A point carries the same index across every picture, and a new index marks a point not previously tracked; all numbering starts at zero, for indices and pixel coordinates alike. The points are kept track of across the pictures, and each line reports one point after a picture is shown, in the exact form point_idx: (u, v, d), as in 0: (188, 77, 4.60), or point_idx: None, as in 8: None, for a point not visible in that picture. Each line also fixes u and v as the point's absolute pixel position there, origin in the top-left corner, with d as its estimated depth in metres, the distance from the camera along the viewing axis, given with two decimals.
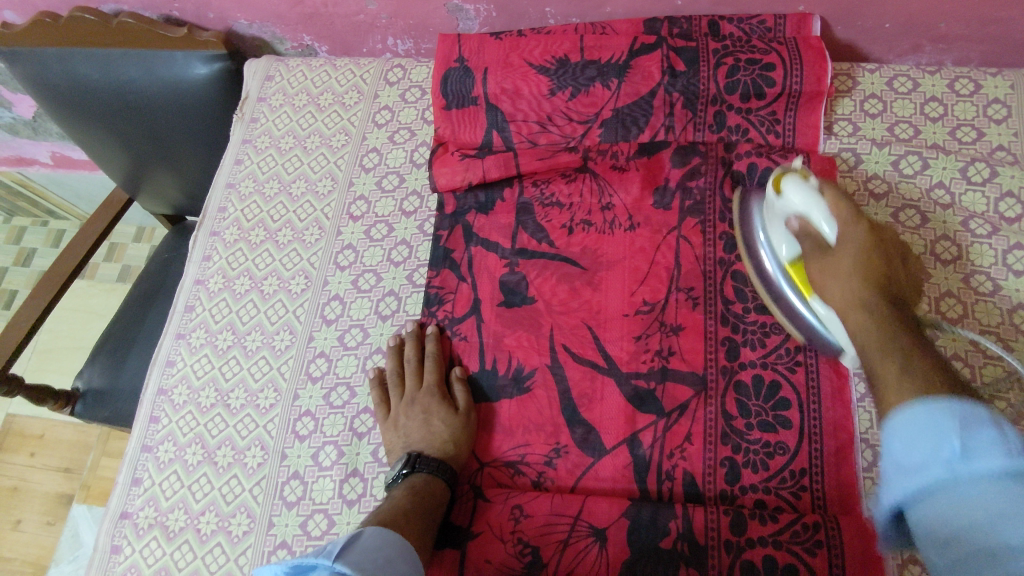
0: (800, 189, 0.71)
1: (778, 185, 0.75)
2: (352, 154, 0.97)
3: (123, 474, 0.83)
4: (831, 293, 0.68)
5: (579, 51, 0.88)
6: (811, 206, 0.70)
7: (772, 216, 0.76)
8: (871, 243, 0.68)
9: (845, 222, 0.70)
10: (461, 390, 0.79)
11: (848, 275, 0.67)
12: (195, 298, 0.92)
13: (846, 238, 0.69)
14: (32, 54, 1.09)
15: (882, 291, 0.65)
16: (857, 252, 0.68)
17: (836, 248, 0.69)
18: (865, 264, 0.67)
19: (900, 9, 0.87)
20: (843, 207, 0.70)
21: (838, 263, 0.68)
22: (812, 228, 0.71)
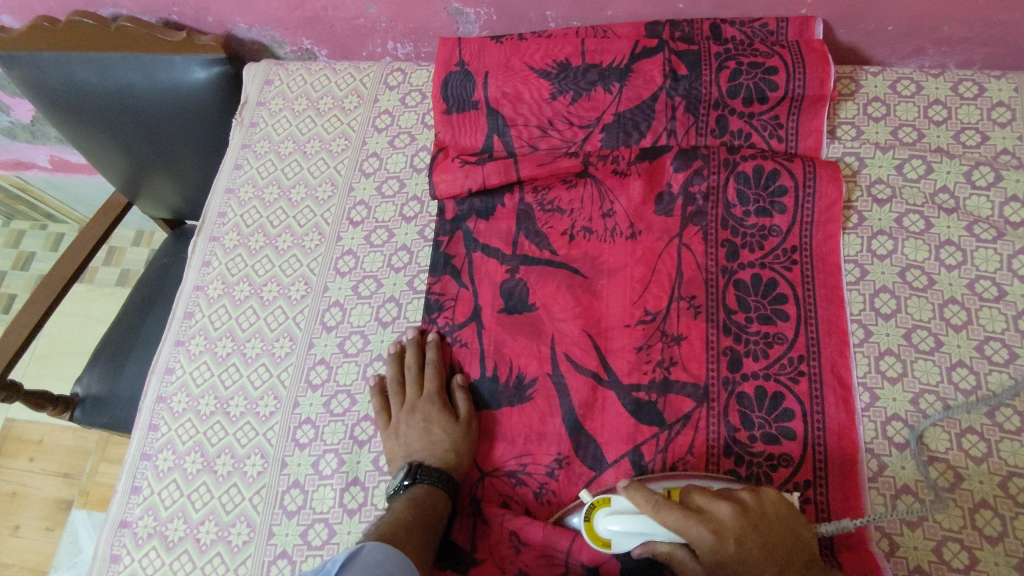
0: (618, 522, 0.63)
1: (592, 533, 0.65)
2: (351, 159, 0.97)
3: (122, 482, 0.82)
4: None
5: (580, 55, 0.88)
6: (653, 528, 0.62)
7: (623, 554, 0.65)
8: (750, 533, 0.58)
9: (713, 548, 0.58)
10: (463, 398, 0.79)
11: (755, 575, 0.58)
12: (194, 304, 0.91)
13: (716, 559, 0.58)
14: (30, 59, 1.08)
15: (775, 558, 0.59)
16: (745, 559, 0.58)
17: (721, 569, 0.58)
18: (752, 551, 0.58)
19: (903, 12, 0.87)
20: (672, 515, 0.59)
21: (729, 570, 0.58)
22: (667, 548, 0.63)
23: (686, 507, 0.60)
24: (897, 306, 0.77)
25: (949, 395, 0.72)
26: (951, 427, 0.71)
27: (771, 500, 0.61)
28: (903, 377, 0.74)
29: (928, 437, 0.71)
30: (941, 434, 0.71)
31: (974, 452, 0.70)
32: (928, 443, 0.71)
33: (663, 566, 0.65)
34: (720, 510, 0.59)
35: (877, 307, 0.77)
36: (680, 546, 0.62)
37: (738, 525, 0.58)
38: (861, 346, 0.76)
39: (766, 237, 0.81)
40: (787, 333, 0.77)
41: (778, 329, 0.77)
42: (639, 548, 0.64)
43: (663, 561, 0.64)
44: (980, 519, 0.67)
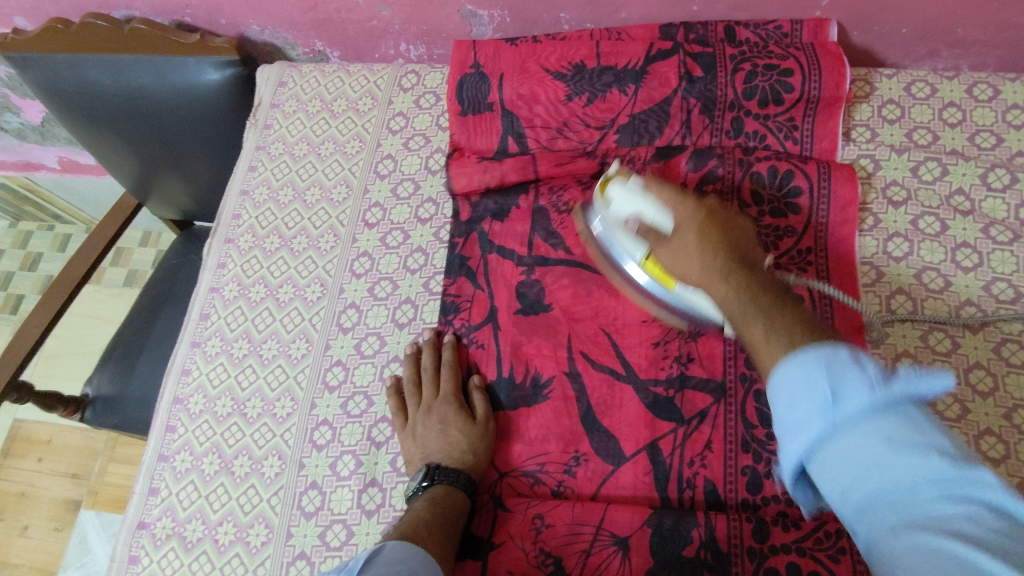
0: (624, 191, 0.73)
1: (603, 192, 0.77)
2: (366, 160, 0.97)
3: (139, 484, 0.82)
4: (688, 263, 0.67)
5: (596, 57, 0.88)
6: (646, 206, 0.71)
7: (612, 228, 0.76)
8: (711, 217, 0.68)
9: (682, 210, 0.70)
10: (479, 399, 0.79)
11: (694, 251, 0.67)
12: (210, 306, 0.92)
13: (681, 217, 0.69)
14: (44, 60, 1.09)
15: (716, 247, 0.65)
16: (696, 236, 0.67)
17: (674, 231, 0.69)
18: (705, 233, 0.67)
19: (917, 15, 0.87)
20: (664, 195, 0.71)
21: (682, 235, 0.69)
22: (647, 225, 0.71)
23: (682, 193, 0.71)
24: (913, 308, 0.77)
25: (966, 396, 0.73)
26: (970, 429, 0.71)
27: (744, 229, 0.69)
28: None
29: None
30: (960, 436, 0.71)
31: (993, 454, 0.70)
32: None
33: (655, 287, 0.76)
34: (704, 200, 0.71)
35: (893, 308, 0.78)
36: (658, 225, 0.70)
37: (702, 217, 0.68)
38: (877, 348, 0.76)
39: (782, 237, 0.81)
40: None
41: None
42: (617, 238, 0.77)
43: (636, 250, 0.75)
44: None
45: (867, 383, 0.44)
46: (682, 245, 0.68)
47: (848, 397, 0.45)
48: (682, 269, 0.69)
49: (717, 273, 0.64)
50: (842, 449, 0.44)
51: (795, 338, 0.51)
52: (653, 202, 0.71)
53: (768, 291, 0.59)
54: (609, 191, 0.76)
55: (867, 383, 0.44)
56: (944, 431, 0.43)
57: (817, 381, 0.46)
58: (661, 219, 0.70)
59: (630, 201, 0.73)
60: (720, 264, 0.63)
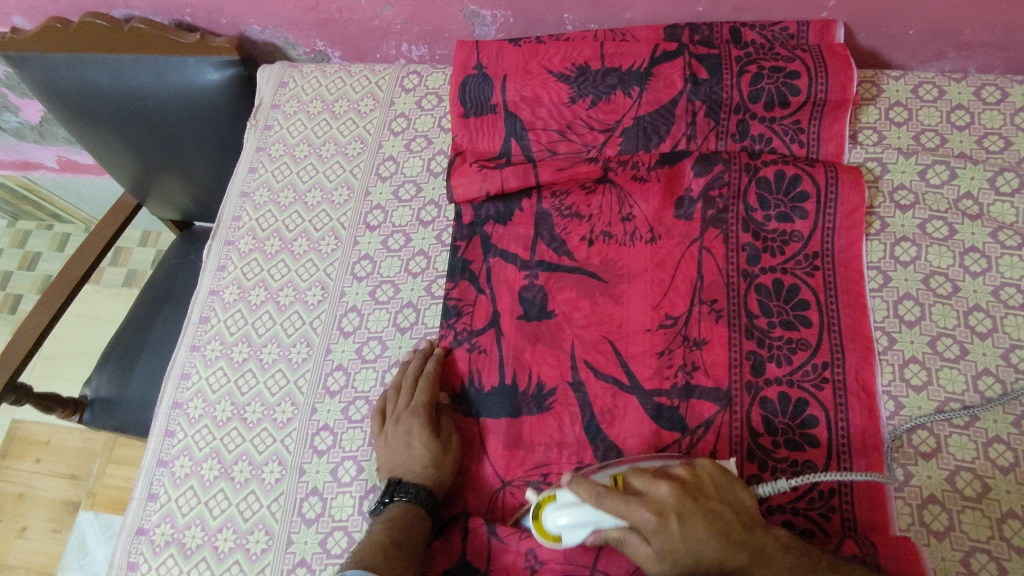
0: (566, 514, 0.62)
1: (539, 521, 0.65)
2: (367, 162, 0.96)
3: (138, 489, 0.81)
4: (681, 549, 0.58)
5: (600, 59, 0.87)
6: (600, 517, 0.61)
7: (568, 542, 0.64)
8: (688, 505, 0.59)
9: (659, 528, 0.58)
10: (446, 416, 0.78)
11: (697, 533, 0.58)
12: (210, 309, 0.91)
13: (665, 539, 0.58)
14: (43, 60, 1.08)
15: (727, 532, 0.59)
16: (690, 526, 0.58)
17: (669, 543, 0.58)
18: (711, 529, 0.59)
19: (925, 16, 0.86)
20: (617, 502, 0.60)
21: (672, 533, 0.58)
22: (614, 531, 0.62)
23: (629, 496, 0.60)
24: (921, 313, 0.76)
25: (975, 403, 0.72)
26: (978, 436, 0.70)
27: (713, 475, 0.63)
28: (928, 386, 0.73)
29: (955, 446, 0.70)
30: (968, 443, 0.70)
31: (1001, 462, 0.69)
32: (955, 452, 0.70)
33: (609, 546, 0.65)
34: (659, 489, 0.60)
35: (901, 313, 0.77)
36: (625, 530, 0.61)
37: (676, 500, 0.59)
38: (885, 354, 0.75)
39: (788, 242, 0.81)
40: (810, 339, 0.76)
41: (801, 335, 0.77)
42: (585, 538, 0.64)
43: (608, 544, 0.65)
44: (1008, 529, 0.66)
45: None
46: (674, 549, 0.59)
47: None
48: (636, 512, 0.59)
49: (732, 544, 0.59)
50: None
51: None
52: (599, 511, 0.61)
53: (782, 541, 0.61)
54: (547, 527, 0.64)
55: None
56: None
57: None
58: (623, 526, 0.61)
59: (576, 524, 0.62)
60: (739, 555, 0.59)
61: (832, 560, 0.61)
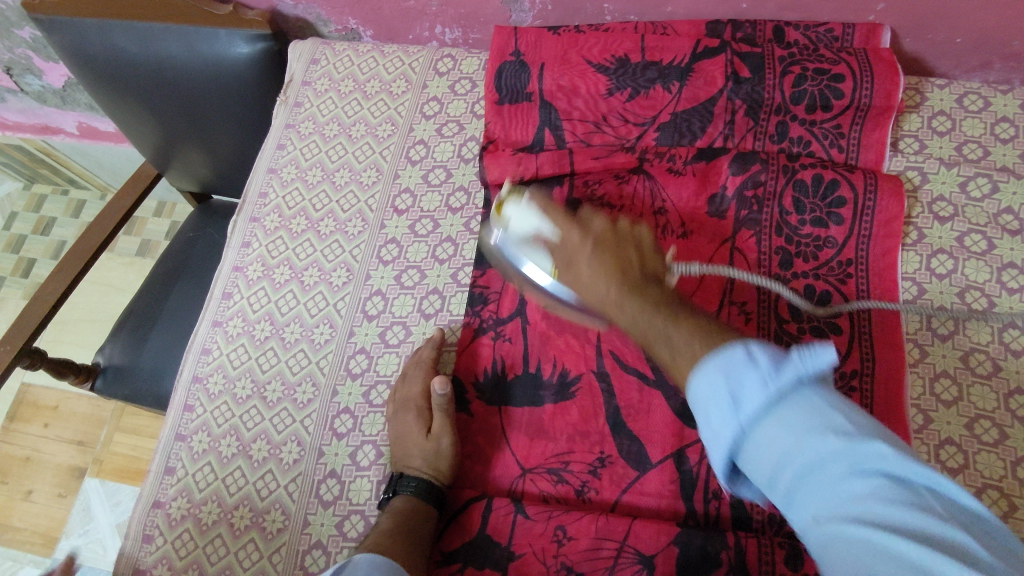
0: (519, 208, 0.71)
1: (501, 215, 0.75)
2: (398, 145, 0.95)
3: (156, 462, 0.81)
4: (581, 276, 0.63)
5: (640, 51, 0.86)
6: (541, 219, 0.69)
7: (517, 251, 0.72)
8: (609, 237, 0.63)
9: (569, 226, 0.66)
10: (439, 412, 0.75)
11: (594, 277, 0.61)
12: (233, 286, 0.90)
13: (568, 240, 0.66)
14: (72, 25, 1.06)
15: (624, 270, 0.60)
16: (593, 252, 0.62)
17: (573, 259, 0.64)
18: (604, 260, 0.61)
19: (975, 24, 0.84)
20: (559, 214, 0.67)
21: (579, 252, 0.64)
22: (547, 241, 0.68)
23: (577, 216, 0.67)
24: (954, 328, 0.76)
25: (1006, 421, 0.71)
26: (1007, 455, 0.70)
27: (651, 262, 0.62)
28: (958, 401, 0.72)
29: (982, 464, 0.69)
30: (996, 461, 0.69)
31: None
32: (982, 470, 0.69)
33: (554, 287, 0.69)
34: (595, 222, 0.66)
35: (934, 326, 0.76)
36: (553, 241, 0.67)
37: (604, 230, 0.64)
38: (916, 366, 0.74)
39: (822, 247, 0.80)
40: (841, 347, 0.75)
41: (831, 342, 0.76)
42: (524, 253, 0.71)
43: (543, 268, 0.69)
44: None
45: (761, 379, 0.45)
46: (575, 263, 0.64)
47: (747, 406, 0.45)
48: (566, 226, 0.66)
49: (626, 294, 0.58)
50: (767, 437, 0.45)
51: (700, 349, 0.49)
52: (537, 212, 0.70)
53: (669, 293, 0.58)
54: (504, 212, 0.74)
55: (760, 379, 0.45)
56: (866, 427, 0.44)
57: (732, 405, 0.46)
58: (547, 231, 0.68)
59: (525, 218, 0.71)
60: (630, 292, 0.57)
61: (698, 318, 0.53)
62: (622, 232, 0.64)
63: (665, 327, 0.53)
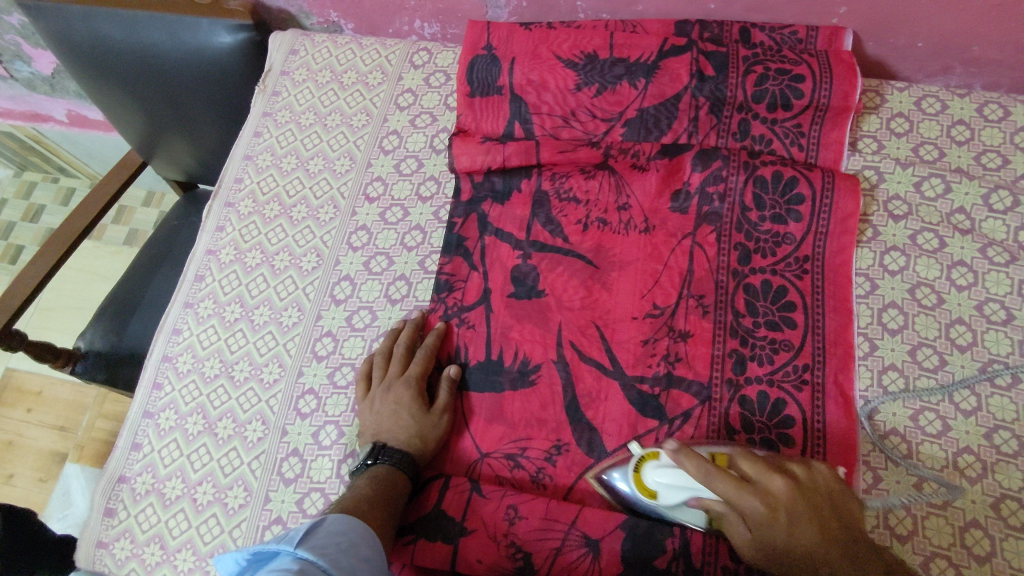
0: (665, 476, 0.65)
1: (639, 481, 0.68)
2: (371, 135, 0.97)
3: (123, 438, 0.83)
4: (779, 553, 0.59)
5: (609, 48, 0.88)
6: (697, 486, 0.64)
7: (658, 505, 0.68)
8: (799, 505, 0.58)
9: (735, 493, 0.59)
10: (444, 391, 0.78)
11: (795, 530, 0.58)
12: (206, 268, 0.92)
13: (758, 530, 0.59)
14: (56, 11, 1.07)
15: (813, 516, 0.58)
16: (789, 530, 0.58)
17: (760, 533, 0.59)
18: (799, 519, 0.58)
19: (934, 30, 0.87)
20: (724, 481, 0.59)
21: (775, 522, 0.58)
22: (709, 502, 0.62)
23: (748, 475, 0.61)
24: (904, 322, 0.77)
25: (949, 413, 0.73)
26: (949, 446, 0.71)
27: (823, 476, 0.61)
28: (904, 394, 0.74)
29: (925, 454, 0.71)
30: (938, 452, 0.71)
31: (969, 472, 0.70)
32: (925, 460, 0.71)
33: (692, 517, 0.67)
34: (773, 482, 0.60)
35: (884, 321, 0.78)
36: (710, 503, 0.62)
37: (791, 496, 0.59)
38: (865, 359, 0.76)
39: (780, 244, 0.81)
40: (794, 340, 0.77)
41: (785, 336, 0.77)
42: (671, 509, 0.67)
43: (693, 518, 0.65)
44: (970, 537, 0.67)
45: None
46: (762, 561, 0.60)
47: None
48: (748, 494, 0.59)
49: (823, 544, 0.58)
50: None
51: None
52: (694, 478, 0.61)
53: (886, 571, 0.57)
54: (646, 482, 0.67)
55: None
56: None
57: None
58: (708, 499, 0.62)
59: (674, 486, 0.65)
60: (830, 558, 0.57)
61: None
62: (801, 477, 0.61)
63: None
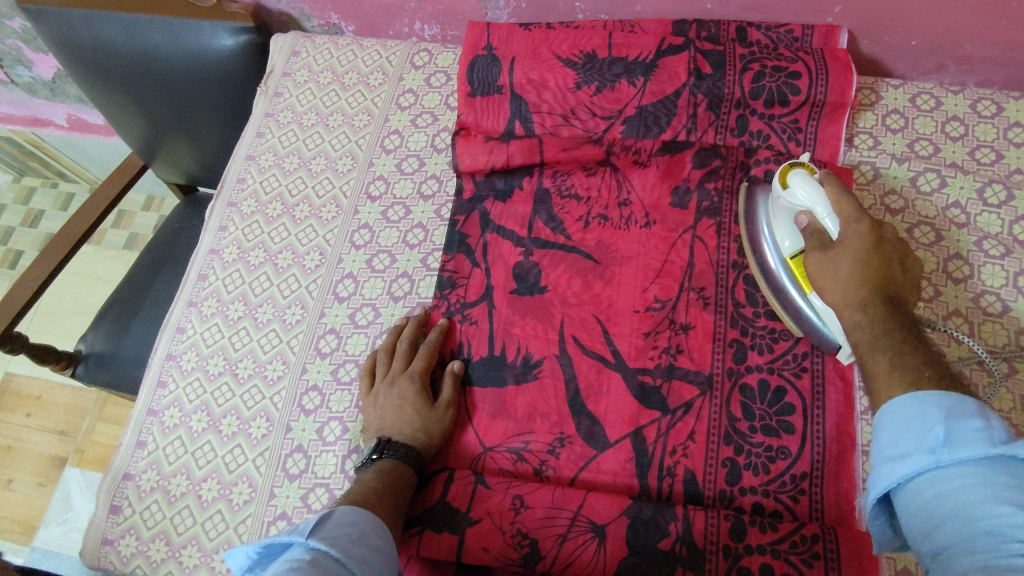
0: (807, 186, 0.70)
1: (783, 178, 0.74)
2: (373, 134, 0.98)
3: (127, 436, 0.83)
4: (837, 268, 0.66)
5: (608, 47, 0.89)
6: (819, 202, 0.69)
7: (786, 211, 0.74)
8: (892, 246, 0.66)
9: (849, 220, 0.67)
10: (447, 386, 0.78)
11: (847, 255, 0.66)
12: (209, 267, 0.93)
13: (853, 233, 0.67)
14: (59, 15, 1.08)
15: (886, 266, 0.65)
16: (862, 253, 0.65)
17: (842, 244, 0.67)
18: (870, 260, 0.65)
19: (928, 28, 0.88)
20: (848, 204, 0.68)
21: (851, 247, 0.66)
22: (819, 226, 0.70)
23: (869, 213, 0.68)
24: None
25: None
26: None
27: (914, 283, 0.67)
28: None
29: None
30: None
31: None
32: None
33: (789, 241, 0.74)
34: (886, 228, 0.68)
35: None
36: (825, 230, 0.69)
37: (893, 239, 0.67)
38: None
39: None
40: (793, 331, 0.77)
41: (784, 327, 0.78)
42: (795, 216, 0.73)
43: (792, 241, 0.74)
44: None
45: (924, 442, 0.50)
46: (834, 259, 0.67)
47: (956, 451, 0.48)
48: (854, 225, 0.67)
49: (874, 286, 0.64)
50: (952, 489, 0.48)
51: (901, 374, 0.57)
52: (825, 195, 0.69)
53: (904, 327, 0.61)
54: (789, 175, 0.73)
55: (983, 436, 0.48)
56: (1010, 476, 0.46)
57: (931, 424, 0.50)
58: (821, 211, 0.69)
59: (809, 193, 0.70)
60: (869, 288, 0.64)
61: (923, 356, 0.58)
62: (909, 262, 0.67)
63: (884, 347, 0.60)
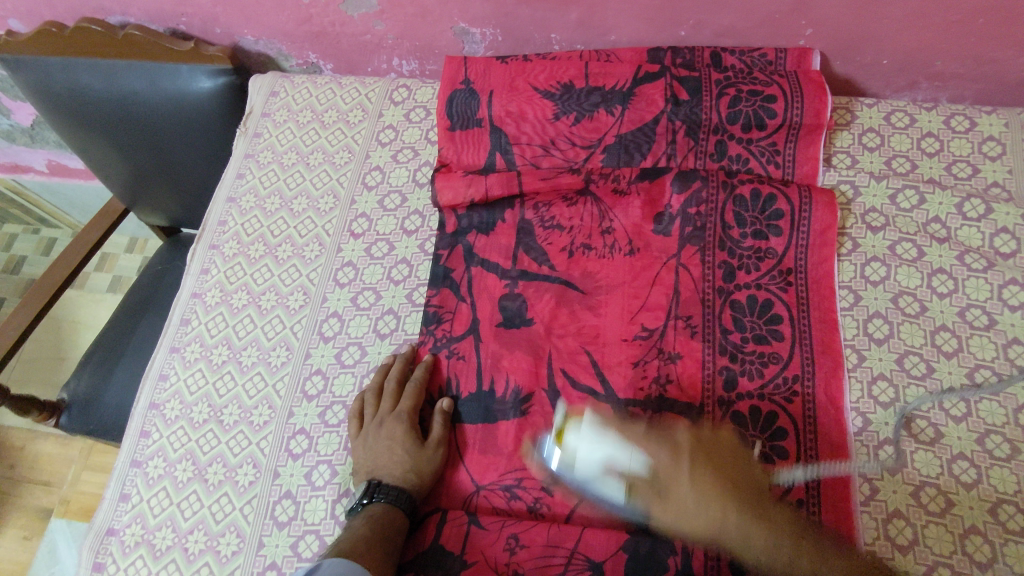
0: (587, 439, 0.69)
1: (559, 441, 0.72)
2: (354, 171, 0.98)
3: (110, 489, 0.81)
4: (684, 513, 0.66)
5: (585, 77, 0.89)
6: (616, 448, 0.68)
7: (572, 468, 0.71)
8: (698, 450, 0.69)
9: (655, 455, 0.68)
10: (436, 424, 0.77)
11: (689, 494, 0.66)
12: (192, 311, 0.91)
13: (668, 471, 0.67)
14: (36, 63, 1.08)
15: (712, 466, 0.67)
16: (691, 479, 0.66)
17: (666, 486, 0.67)
18: (701, 476, 0.66)
19: (898, 48, 0.89)
20: (641, 439, 0.69)
21: (668, 494, 0.66)
22: (631, 474, 0.68)
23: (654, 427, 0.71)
24: (889, 331, 0.78)
25: (940, 419, 0.73)
26: (943, 453, 0.71)
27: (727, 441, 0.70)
28: (895, 403, 0.74)
29: (920, 462, 0.71)
30: (933, 459, 0.71)
31: (965, 478, 0.70)
32: (920, 468, 0.71)
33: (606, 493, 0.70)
34: (677, 434, 0.70)
35: (870, 331, 0.78)
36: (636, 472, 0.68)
37: (689, 443, 0.69)
38: (854, 371, 0.76)
39: (763, 258, 0.82)
40: (782, 353, 0.77)
41: (773, 349, 0.77)
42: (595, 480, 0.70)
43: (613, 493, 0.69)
44: (970, 544, 0.67)
45: None
46: (671, 499, 0.66)
47: None
48: (653, 447, 0.69)
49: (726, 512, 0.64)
50: None
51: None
52: (621, 446, 0.68)
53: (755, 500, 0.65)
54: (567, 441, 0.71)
55: None
56: None
57: None
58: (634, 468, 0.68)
59: (592, 447, 0.69)
60: (717, 507, 0.65)
61: (794, 520, 0.64)
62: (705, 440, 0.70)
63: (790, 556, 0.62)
